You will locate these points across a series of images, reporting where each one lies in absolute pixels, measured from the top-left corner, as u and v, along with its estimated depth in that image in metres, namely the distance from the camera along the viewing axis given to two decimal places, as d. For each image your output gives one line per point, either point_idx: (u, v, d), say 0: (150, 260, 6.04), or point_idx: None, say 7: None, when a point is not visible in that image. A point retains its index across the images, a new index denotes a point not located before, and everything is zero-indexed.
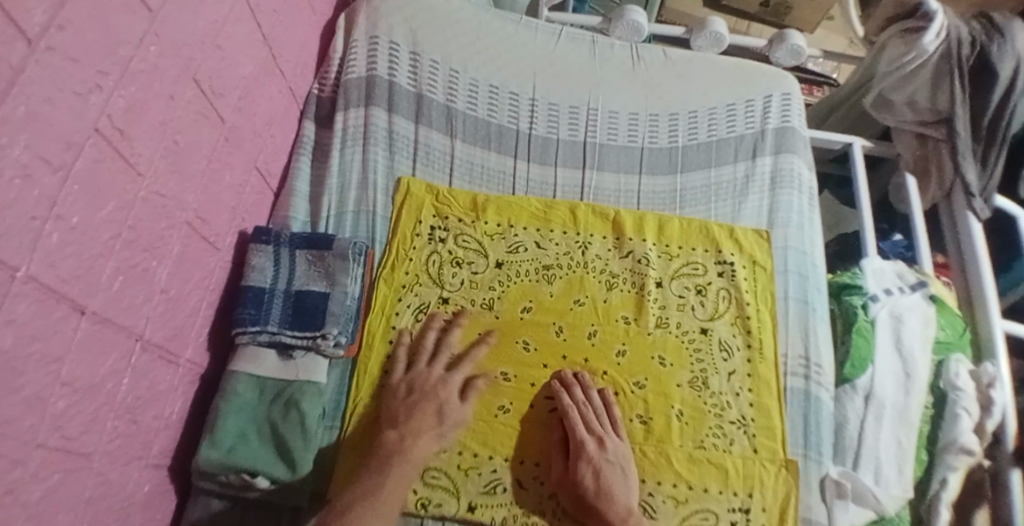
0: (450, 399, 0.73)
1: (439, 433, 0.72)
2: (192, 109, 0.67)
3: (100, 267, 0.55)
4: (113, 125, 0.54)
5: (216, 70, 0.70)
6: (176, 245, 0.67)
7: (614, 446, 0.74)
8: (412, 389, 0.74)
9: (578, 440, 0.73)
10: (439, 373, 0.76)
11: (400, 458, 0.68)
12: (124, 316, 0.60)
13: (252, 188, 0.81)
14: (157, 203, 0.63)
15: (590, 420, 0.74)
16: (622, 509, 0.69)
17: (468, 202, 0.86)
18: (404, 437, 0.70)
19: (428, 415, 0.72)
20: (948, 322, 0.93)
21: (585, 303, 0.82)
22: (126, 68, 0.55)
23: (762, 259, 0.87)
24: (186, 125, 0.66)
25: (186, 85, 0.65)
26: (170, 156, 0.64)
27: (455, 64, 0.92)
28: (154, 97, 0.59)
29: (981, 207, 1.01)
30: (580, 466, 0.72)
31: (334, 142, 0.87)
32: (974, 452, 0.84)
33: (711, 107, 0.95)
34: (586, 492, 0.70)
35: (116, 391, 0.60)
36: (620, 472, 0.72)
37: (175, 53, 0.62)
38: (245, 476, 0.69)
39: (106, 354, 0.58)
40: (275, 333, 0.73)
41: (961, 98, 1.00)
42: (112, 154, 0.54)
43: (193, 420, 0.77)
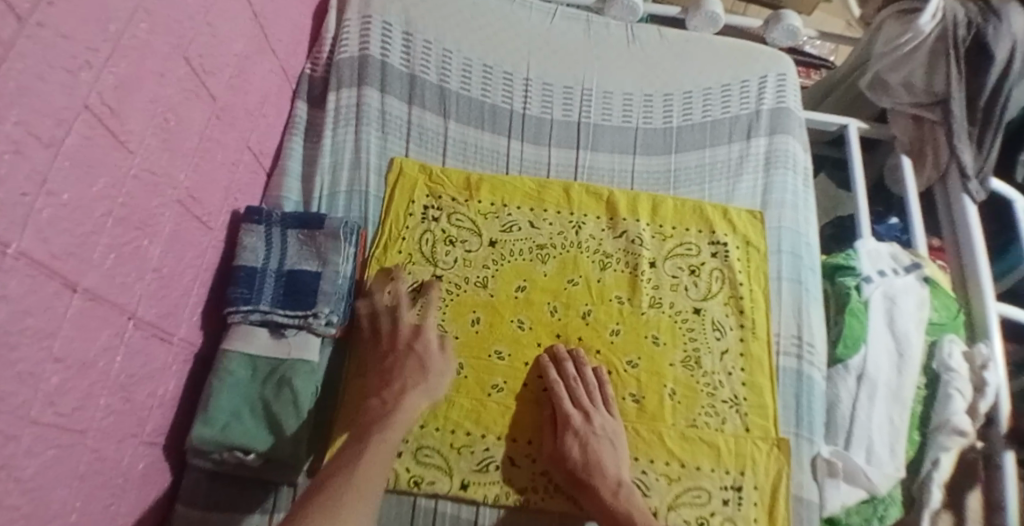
0: (428, 351, 0.74)
1: (426, 386, 0.72)
2: (183, 87, 0.66)
3: (93, 244, 0.55)
4: (104, 102, 0.54)
5: (207, 49, 0.70)
6: (168, 224, 0.67)
7: (603, 421, 0.74)
8: (390, 348, 0.75)
9: (564, 413, 0.74)
10: (409, 329, 0.76)
11: (383, 423, 0.67)
12: (117, 294, 0.60)
13: (246, 167, 0.81)
14: (149, 181, 0.63)
15: (577, 395, 0.75)
16: (612, 482, 0.70)
17: (461, 181, 0.86)
18: (387, 401, 0.70)
19: (410, 370, 0.72)
20: (941, 303, 0.93)
21: (579, 283, 0.83)
22: (117, 45, 0.55)
23: (756, 240, 0.87)
24: (178, 103, 0.66)
25: (177, 63, 0.64)
26: (161, 133, 0.64)
27: (449, 44, 0.91)
28: (145, 74, 0.59)
29: (976, 190, 1.01)
30: (566, 438, 0.72)
31: (326, 121, 0.86)
32: (967, 432, 0.83)
33: (706, 88, 0.95)
34: (574, 464, 0.71)
35: (110, 368, 0.61)
36: (609, 444, 0.72)
37: (166, 31, 0.62)
38: (238, 453, 0.69)
39: (98, 331, 0.58)
40: (267, 312, 0.74)
41: (956, 79, 0.99)
42: (102, 130, 0.54)
43: (188, 399, 0.77)
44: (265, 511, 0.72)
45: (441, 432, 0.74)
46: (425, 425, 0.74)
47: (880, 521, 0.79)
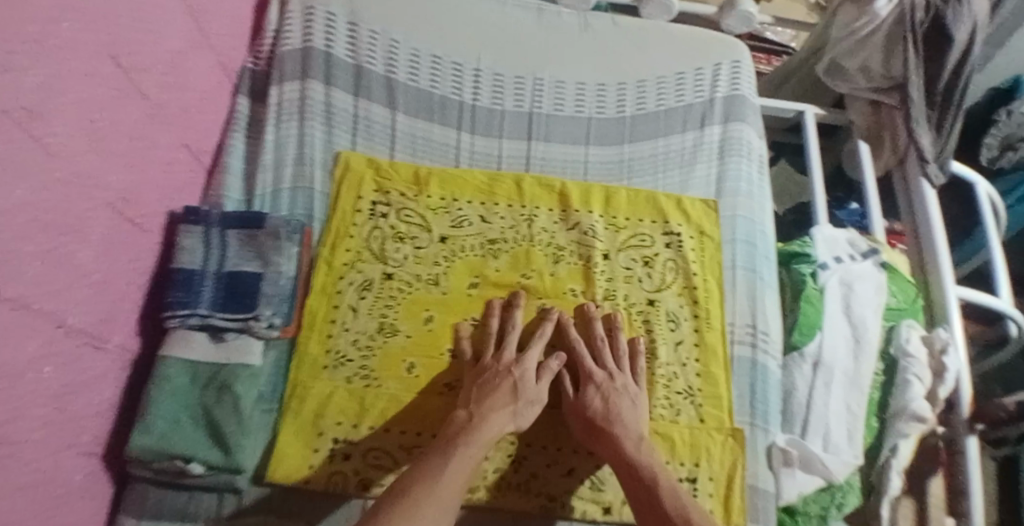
0: (525, 376, 0.73)
1: (514, 412, 0.70)
2: (112, 86, 0.63)
3: (18, 252, 0.52)
4: (23, 106, 0.50)
5: (137, 45, 0.67)
6: (98, 227, 0.64)
7: (626, 382, 0.74)
8: (482, 372, 0.73)
9: (587, 371, 0.74)
10: (511, 357, 0.74)
11: (468, 437, 0.66)
12: (48, 301, 0.57)
13: (183, 165, 0.79)
14: (77, 185, 0.59)
15: (601, 355, 0.76)
16: (632, 434, 0.70)
17: (410, 176, 0.84)
18: (473, 415, 0.68)
19: (504, 393, 0.70)
20: (900, 288, 0.92)
21: (533, 278, 0.81)
22: (39, 45, 0.51)
23: (710, 230, 0.86)
24: (107, 102, 0.63)
25: (103, 61, 0.61)
26: (89, 135, 0.60)
27: (396, 34, 0.89)
28: (70, 75, 0.56)
29: (934, 173, 1.00)
30: (587, 390, 0.73)
31: (268, 118, 0.84)
32: (926, 419, 0.81)
33: (660, 75, 0.93)
34: (595, 413, 0.71)
35: (42, 378, 0.57)
36: (630, 400, 0.73)
37: (93, 27, 0.59)
38: (178, 462, 0.67)
39: (28, 339, 0.55)
40: (206, 315, 0.71)
41: (915, 65, 0.97)
42: (22, 135, 0.50)
43: (127, 406, 0.75)
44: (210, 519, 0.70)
45: (391, 432, 0.73)
46: (375, 426, 0.73)
47: (838, 510, 0.78)
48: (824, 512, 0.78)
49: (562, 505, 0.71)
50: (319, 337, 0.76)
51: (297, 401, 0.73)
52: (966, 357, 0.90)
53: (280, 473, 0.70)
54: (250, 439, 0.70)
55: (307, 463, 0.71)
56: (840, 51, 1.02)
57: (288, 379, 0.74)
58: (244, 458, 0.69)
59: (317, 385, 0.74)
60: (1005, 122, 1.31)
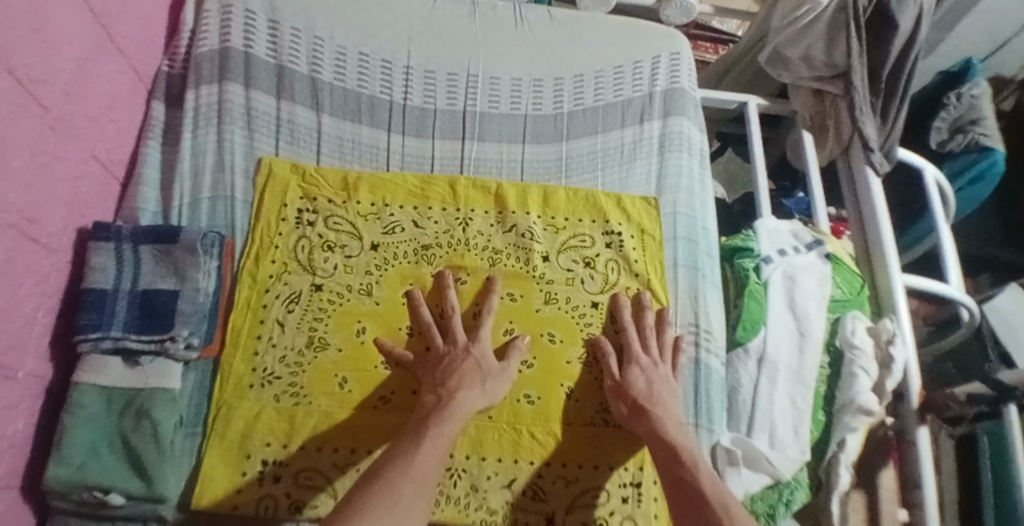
0: (485, 355, 0.71)
1: (484, 388, 0.68)
2: (7, 101, 0.56)
3: None
4: None
5: (38, 55, 0.61)
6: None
7: (667, 370, 0.74)
8: (443, 357, 0.71)
9: (632, 352, 0.75)
10: (464, 340, 0.72)
11: (441, 415, 0.64)
12: None
13: (93, 178, 0.73)
14: None
15: (647, 342, 0.76)
16: (674, 419, 0.69)
17: (338, 181, 0.81)
18: (443, 396, 0.66)
19: (470, 369, 0.69)
20: (844, 280, 0.92)
21: (467, 282, 0.79)
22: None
23: (651, 228, 0.85)
24: (8, 113, 0.57)
25: None
26: None
27: (321, 32, 0.86)
28: None
29: (879, 161, 0.99)
30: (631, 369, 0.73)
31: (185, 123, 0.80)
32: (873, 412, 0.80)
33: (597, 70, 0.91)
34: (638, 393, 0.71)
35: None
36: (670, 388, 0.73)
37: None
38: (97, 494, 0.63)
39: None
40: (120, 338, 0.67)
41: (856, 52, 0.96)
42: None
43: (42, 438, 0.67)
44: None
45: (323, 451, 0.69)
46: (305, 445, 0.69)
47: (786, 507, 0.77)
48: (772, 510, 0.77)
49: (503, 517, 0.69)
50: (244, 355, 0.72)
51: (221, 422, 0.69)
52: (913, 343, 0.90)
53: (207, 498, 0.66)
54: (173, 466, 0.66)
55: (235, 486, 0.67)
56: (781, 40, 1.01)
57: (211, 401, 0.70)
58: (167, 487, 0.65)
59: (243, 405, 0.70)
60: (955, 105, 1.33)
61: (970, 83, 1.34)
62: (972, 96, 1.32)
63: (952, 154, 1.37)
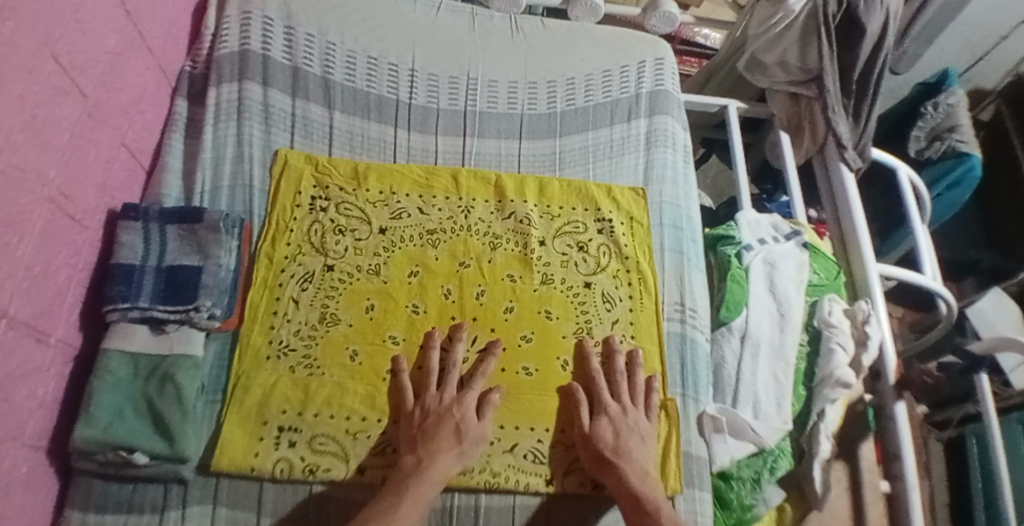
0: (467, 418, 0.72)
1: (459, 453, 0.70)
2: (52, 84, 0.64)
3: None
4: None
5: (77, 45, 0.68)
6: (39, 221, 0.63)
7: (637, 417, 0.76)
8: (427, 415, 0.72)
9: (602, 402, 0.77)
10: (452, 394, 0.74)
11: (418, 478, 0.66)
12: None
13: (121, 164, 0.80)
14: (18, 178, 0.59)
15: (618, 390, 0.79)
16: (638, 469, 0.71)
17: (349, 171, 0.87)
18: (422, 459, 0.68)
19: (449, 435, 0.70)
20: (821, 266, 0.99)
21: (471, 266, 0.84)
22: None
23: (639, 216, 0.91)
24: (48, 96, 0.63)
25: (45, 60, 0.62)
26: (30, 131, 0.61)
27: (333, 37, 0.94)
28: (11, 70, 0.57)
29: (852, 158, 1.07)
30: (600, 420, 0.75)
31: (207, 117, 0.87)
32: (851, 384, 0.86)
33: (587, 74, 0.99)
34: (605, 445, 0.73)
35: None
36: (638, 437, 0.74)
37: (33, 28, 0.60)
38: (122, 453, 0.67)
39: None
40: (147, 308, 0.72)
41: (827, 56, 1.04)
42: None
43: (70, 402, 0.72)
44: (156, 511, 0.69)
45: (336, 418, 0.74)
46: (319, 412, 0.74)
47: (770, 473, 0.82)
48: (757, 476, 0.82)
49: (506, 480, 0.73)
50: (261, 329, 0.78)
51: (237, 390, 0.74)
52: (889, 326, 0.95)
53: (225, 461, 0.70)
54: (194, 429, 0.71)
55: (252, 451, 0.71)
56: (757, 47, 1.10)
57: (230, 370, 0.76)
58: (188, 448, 0.69)
59: (260, 375, 0.75)
60: (933, 114, 1.41)
61: (947, 91, 1.41)
62: (948, 104, 1.40)
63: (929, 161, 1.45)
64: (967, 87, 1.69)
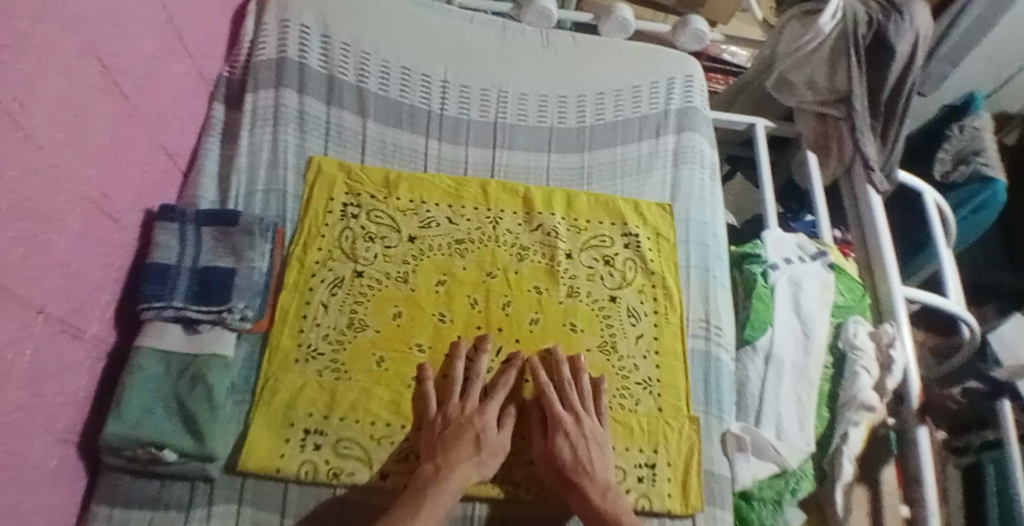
0: (487, 428, 0.73)
1: (477, 463, 0.71)
2: (92, 85, 0.66)
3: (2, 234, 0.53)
4: (12, 97, 0.52)
5: (118, 48, 0.70)
6: (75, 220, 0.65)
7: (592, 425, 0.75)
8: (447, 423, 0.73)
9: (556, 416, 0.75)
10: (472, 405, 0.75)
11: (436, 489, 0.67)
12: (25, 287, 0.57)
13: (158, 166, 0.81)
14: (57, 176, 0.61)
15: (568, 399, 0.76)
16: (599, 485, 0.71)
17: (380, 180, 0.89)
18: (440, 468, 0.69)
19: (466, 446, 0.71)
20: (847, 287, 0.98)
21: (497, 276, 0.85)
22: (24, 40, 0.54)
23: (666, 231, 0.91)
24: (88, 98, 0.65)
25: (86, 61, 0.64)
26: (69, 130, 0.62)
27: (367, 46, 0.95)
28: (52, 72, 0.58)
29: (880, 181, 1.07)
30: (557, 439, 0.73)
31: (243, 122, 0.89)
32: (874, 408, 0.86)
33: (617, 89, 1.00)
34: (564, 465, 0.72)
35: (19, 362, 0.57)
36: (598, 449, 0.74)
37: (76, 31, 0.62)
38: (151, 450, 0.68)
39: (8, 321, 0.55)
40: (180, 308, 0.74)
41: (857, 77, 1.05)
42: (11, 125, 0.53)
43: (100, 398, 0.74)
44: (182, 508, 0.70)
45: (362, 423, 0.75)
46: (345, 417, 0.75)
47: (792, 495, 0.83)
48: (779, 497, 0.83)
49: (526, 490, 0.75)
50: (291, 332, 0.79)
51: (265, 392, 0.75)
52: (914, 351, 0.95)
53: (252, 461, 0.71)
54: (223, 429, 0.72)
55: (277, 453, 0.72)
56: (786, 66, 1.09)
57: (260, 371, 0.77)
58: (216, 447, 0.70)
59: (289, 377, 0.76)
60: (957, 137, 1.41)
61: (974, 115, 1.42)
62: (974, 127, 1.40)
63: (955, 185, 1.43)
64: (996, 110, 1.67)
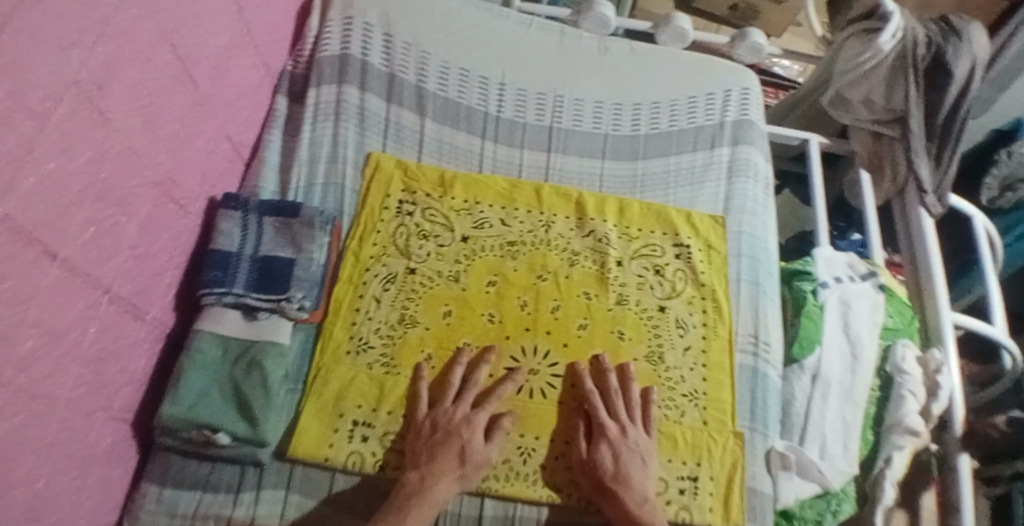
0: (474, 439, 0.71)
1: (461, 476, 0.69)
2: (167, 73, 0.67)
3: (73, 216, 0.55)
4: (91, 81, 0.54)
5: (191, 38, 0.71)
6: (145, 204, 0.67)
7: (637, 436, 0.75)
8: (436, 428, 0.72)
9: (600, 422, 0.75)
10: (464, 412, 0.74)
11: (421, 499, 0.66)
12: (93, 267, 0.59)
13: (223, 155, 0.83)
14: (129, 160, 0.63)
15: (614, 407, 0.77)
16: (637, 495, 0.71)
17: (436, 179, 0.90)
18: (425, 478, 0.68)
19: (451, 457, 0.70)
20: (896, 309, 0.96)
21: (548, 280, 0.85)
22: (105, 27, 0.55)
23: (717, 244, 0.91)
24: (162, 86, 0.67)
25: (162, 49, 0.66)
26: (143, 116, 0.64)
27: (428, 47, 0.96)
28: (130, 59, 0.60)
29: (933, 203, 1.04)
30: (600, 446, 0.74)
31: (306, 115, 0.90)
32: (920, 433, 0.85)
33: (673, 99, 1.00)
34: (604, 472, 0.72)
35: (83, 341, 0.59)
36: (639, 460, 0.74)
37: (154, 19, 0.63)
38: (206, 432, 0.70)
39: (73, 302, 0.57)
40: (240, 295, 0.75)
41: (915, 98, 1.04)
42: (88, 107, 0.54)
43: (158, 378, 0.76)
44: (231, 491, 0.72)
45: (407, 418, 0.75)
46: (392, 411, 0.75)
47: (833, 517, 0.82)
48: (819, 518, 0.82)
49: (567, 496, 0.75)
50: (343, 324, 0.80)
51: (318, 382, 0.76)
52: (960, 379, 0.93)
53: (301, 449, 0.73)
54: (275, 416, 0.73)
55: (326, 442, 0.73)
56: (843, 84, 1.07)
57: (313, 361, 0.78)
58: (268, 433, 0.71)
59: (339, 369, 0.77)
60: (1006, 162, 1.34)
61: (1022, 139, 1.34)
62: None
63: (1000, 209, 1.43)
64: None
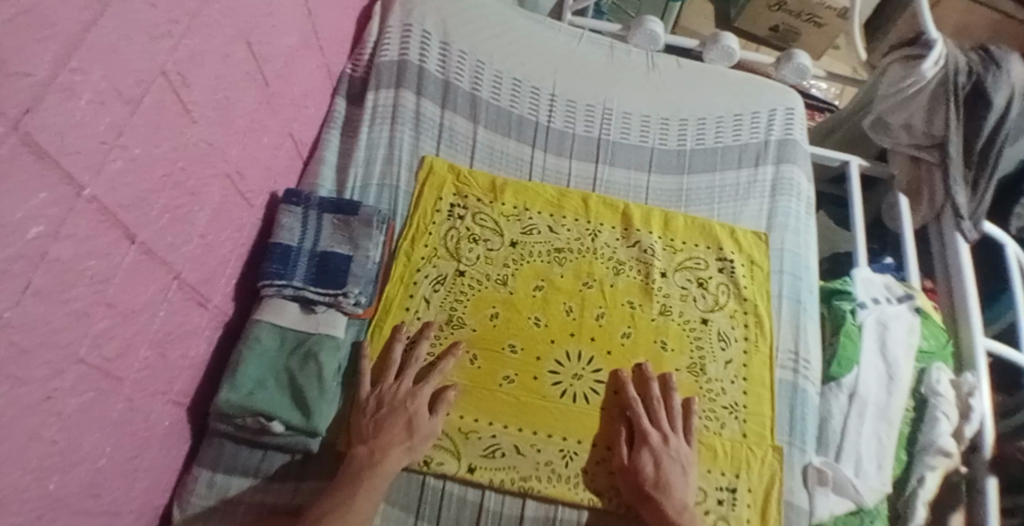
0: (419, 412, 0.73)
1: (409, 447, 0.71)
2: (242, 69, 0.70)
3: (151, 202, 0.57)
4: (177, 71, 0.57)
5: (265, 36, 0.74)
6: (215, 195, 0.69)
7: (679, 444, 0.76)
8: (380, 404, 0.74)
9: (643, 430, 0.76)
10: (407, 387, 0.75)
11: (371, 472, 0.68)
12: (166, 251, 0.62)
13: (286, 152, 0.86)
14: (204, 151, 0.65)
15: (657, 416, 0.78)
16: (677, 503, 0.72)
17: (487, 184, 0.92)
18: (374, 451, 0.70)
19: (399, 429, 0.72)
20: (931, 333, 0.96)
21: (593, 287, 0.87)
22: (194, 19, 0.58)
23: (760, 260, 0.92)
24: (238, 82, 0.69)
25: (240, 46, 0.68)
26: (220, 109, 0.67)
27: (482, 56, 0.99)
28: (212, 51, 0.62)
29: (969, 229, 1.05)
30: (642, 453, 0.75)
31: (364, 118, 0.93)
32: (952, 454, 0.86)
33: (718, 116, 1.02)
34: (645, 478, 0.74)
35: (152, 322, 0.62)
36: (680, 468, 0.75)
37: (236, 15, 0.66)
38: (261, 419, 0.72)
39: (146, 285, 0.59)
40: (299, 288, 0.78)
41: (955, 125, 1.05)
42: (172, 97, 0.57)
43: (215, 365, 0.78)
44: (281, 479, 0.74)
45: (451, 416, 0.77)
46: None
47: None
48: None
49: (607, 501, 0.76)
50: (394, 322, 0.82)
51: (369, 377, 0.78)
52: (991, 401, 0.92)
53: (349, 442, 0.75)
54: (327, 406, 0.75)
55: None
56: (884, 108, 1.09)
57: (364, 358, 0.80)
58: (321, 423, 0.73)
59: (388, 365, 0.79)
60: None
61: None
62: None
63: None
64: None
